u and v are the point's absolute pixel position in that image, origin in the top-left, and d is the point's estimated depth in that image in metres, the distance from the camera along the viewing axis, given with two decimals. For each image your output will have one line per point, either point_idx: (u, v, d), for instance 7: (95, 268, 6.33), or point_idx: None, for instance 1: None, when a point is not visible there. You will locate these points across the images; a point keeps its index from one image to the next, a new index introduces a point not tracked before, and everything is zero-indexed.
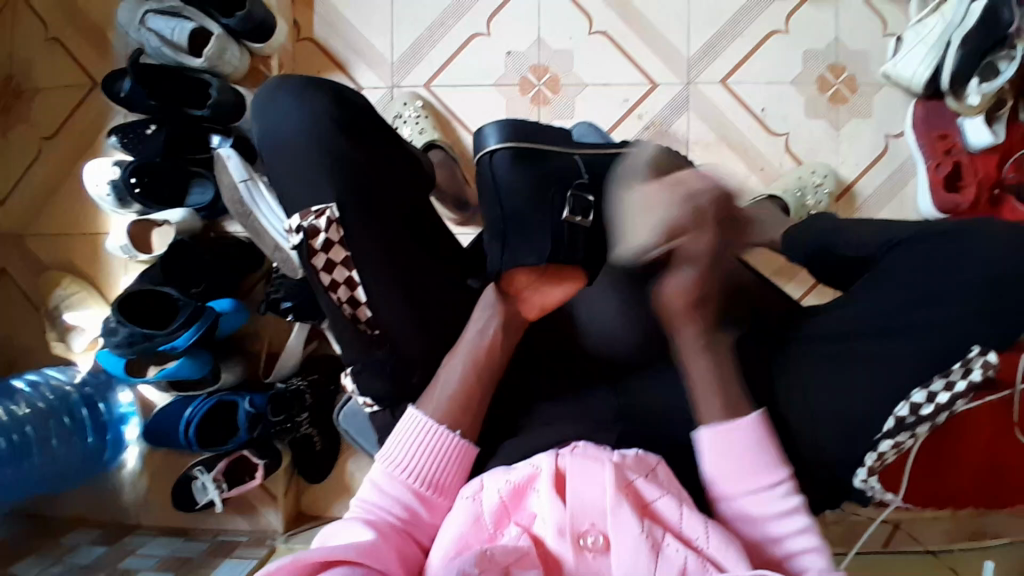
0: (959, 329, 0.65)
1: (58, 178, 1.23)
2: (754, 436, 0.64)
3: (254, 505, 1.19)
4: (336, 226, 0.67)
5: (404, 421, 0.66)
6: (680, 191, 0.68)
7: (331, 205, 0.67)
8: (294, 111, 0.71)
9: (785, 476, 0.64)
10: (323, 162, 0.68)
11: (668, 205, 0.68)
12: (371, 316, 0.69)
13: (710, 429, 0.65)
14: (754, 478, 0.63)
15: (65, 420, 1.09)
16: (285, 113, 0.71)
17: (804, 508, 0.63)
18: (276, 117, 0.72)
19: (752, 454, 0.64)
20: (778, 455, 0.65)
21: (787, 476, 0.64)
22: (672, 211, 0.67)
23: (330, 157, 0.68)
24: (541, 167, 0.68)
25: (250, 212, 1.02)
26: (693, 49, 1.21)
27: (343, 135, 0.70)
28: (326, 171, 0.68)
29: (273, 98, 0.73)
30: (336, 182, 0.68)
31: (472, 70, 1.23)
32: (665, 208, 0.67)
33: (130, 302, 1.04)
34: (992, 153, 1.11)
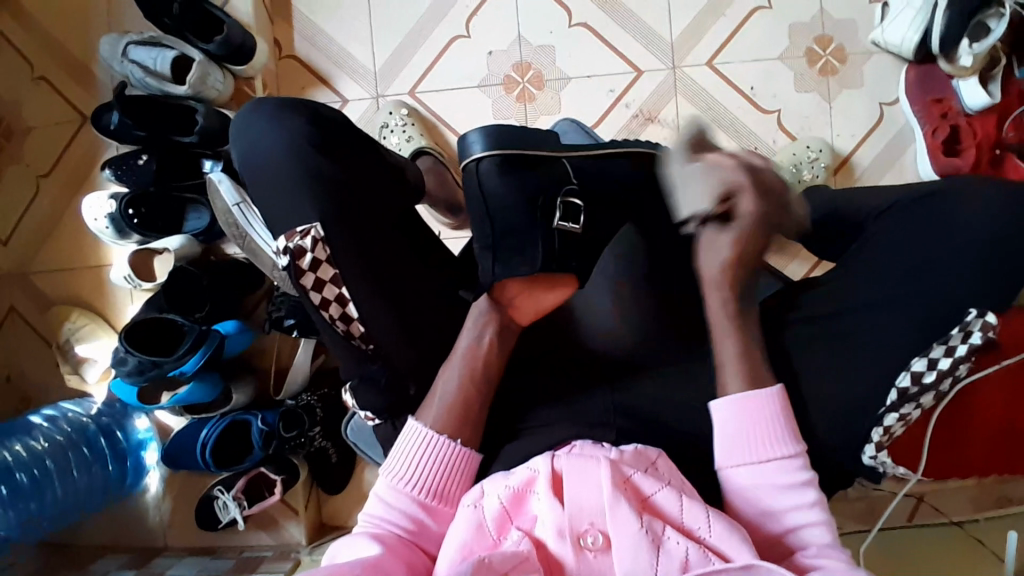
0: (954, 296, 0.67)
1: (58, 215, 1.25)
2: (774, 406, 0.64)
3: (276, 520, 1.20)
4: (322, 244, 0.67)
5: (405, 433, 0.67)
6: (739, 158, 0.69)
7: (315, 224, 0.67)
8: (271, 133, 0.71)
9: (797, 451, 0.63)
10: (303, 179, 0.68)
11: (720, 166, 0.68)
12: (365, 331, 0.69)
13: (733, 398, 0.64)
14: (773, 446, 0.62)
15: (84, 451, 1.12)
16: (262, 134, 0.71)
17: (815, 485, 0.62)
18: (253, 138, 0.72)
19: (774, 424, 0.63)
20: (793, 430, 0.64)
21: (800, 452, 0.63)
22: (712, 178, 0.68)
23: (310, 176, 0.69)
24: (527, 175, 0.69)
25: (246, 234, 1.04)
26: (675, 33, 1.20)
27: (322, 153, 0.70)
28: (306, 190, 0.68)
29: (249, 118, 0.73)
30: (318, 202, 0.68)
31: (455, 73, 1.23)
32: (712, 178, 0.68)
33: (136, 331, 1.05)
34: (989, 114, 1.10)
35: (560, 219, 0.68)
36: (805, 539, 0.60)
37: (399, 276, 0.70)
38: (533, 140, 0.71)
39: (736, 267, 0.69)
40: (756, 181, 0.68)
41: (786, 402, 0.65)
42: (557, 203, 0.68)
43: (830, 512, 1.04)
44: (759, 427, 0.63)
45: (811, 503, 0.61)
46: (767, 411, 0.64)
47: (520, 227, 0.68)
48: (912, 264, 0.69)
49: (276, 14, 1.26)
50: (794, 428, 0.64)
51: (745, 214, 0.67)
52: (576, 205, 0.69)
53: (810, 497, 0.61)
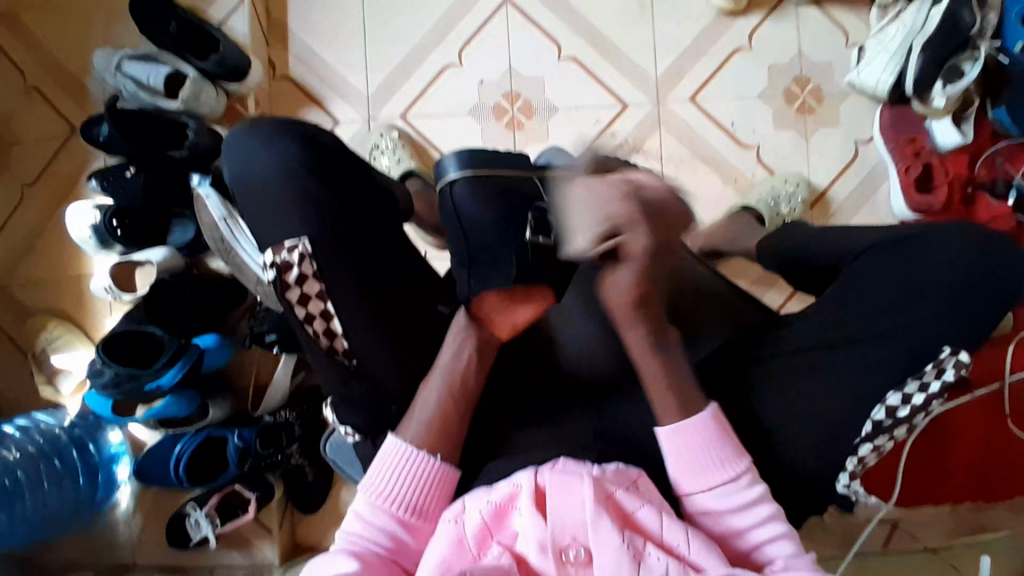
0: (934, 331, 0.68)
1: (41, 223, 1.24)
2: (713, 427, 0.64)
3: (248, 540, 1.18)
4: (308, 260, 0.68)
5: (385, 449, 0.66)
6: (616, 180, 0.64)
7: (303, 239, 0.68)
8: (264, 151, 0.71)
9: (747, 470, 0.63)
10: (297, 201, 0.69)
11: (607, 197, 0.63)
12: (348, 346, 0.69)
13: (668, 428, 0.64)
14: (717, 472, 0.63)
15: (55, 464, 1.09)
16: (254, 151, 0.72)
17: (770, 498, 0.64)
18: (246, 160, 0.72)
19: (711, 450, 0.64)
20: (737, 448, 0.64)
21: (747, 469, 0.64)
22: (611, 203, 0.63)
23: (303, 195, 0.69)
24: (500, 190, 0.71)
25: (232, 250, 1.04)
26: (660, 69, 1.24)
27: (315, 171, 0.70)
28: (298, 208, 0.69)
29: (242, 141, 0.73)
30: (308, 218, 0.68)
31: (446, 99, 1.26)
32: (602, 202, 0.63)
33: (115, 343, 1.04)
34: (962, 153, 1.15)
35: (532, 234, 0.68)
36: (769, 553, 0.61)
37: (384, 295, 0.70)
38: (503, 163, 0.74)
39: (644, 303, 0.67)
40: (656, 218, 0.64)
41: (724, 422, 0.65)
42: (528, 219, 0.68)
43: (807, 540, 1.05)
44: (702, 452, 0.63)
45: (773, 515, 0.62)
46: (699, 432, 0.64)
47: (497, 240, 0.68)
48: (886, 295, 0.71)
49: (272, 36, 1.29)
50: (738, 445, 0.65)
51: (635, 251, 0.63)
52: (547, 218, 0.68)
53: (768, 513, 0.62)
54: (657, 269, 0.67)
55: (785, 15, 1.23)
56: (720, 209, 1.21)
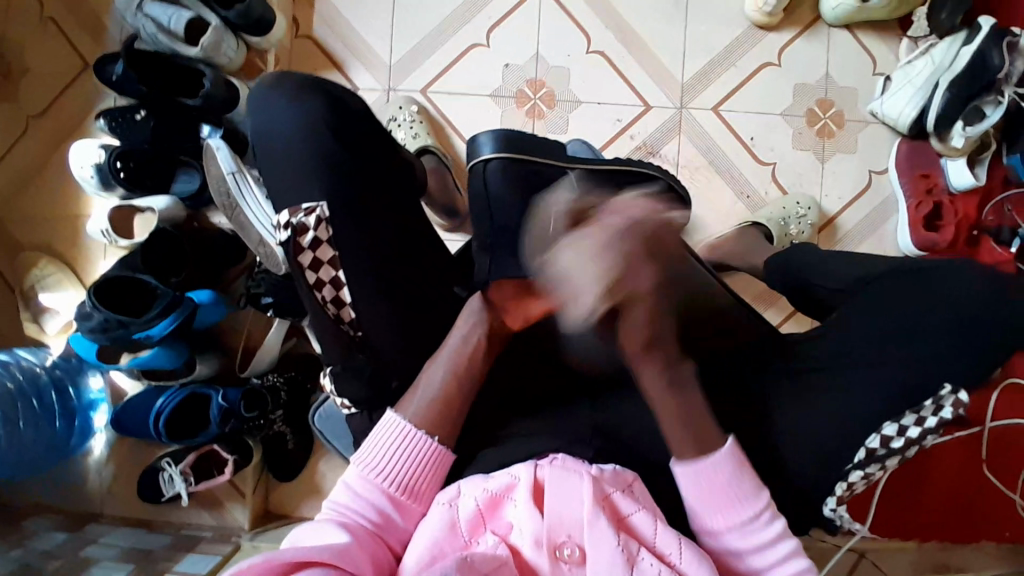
0: (932, 368, 0.68)
1: (42, 157, 1.22)
2: (732, 458, 0.63)
3: (220, 501, 1.19)
4: (325, 224, 0.66)
5: (382, 424, 0.67)
6: (609, 224, 0.63)
7: (322, 204, 0.66)
8: (289, 110, 0.70)
9: (767, 502, 0.63)
10: (319, 162, 0.68)
11: (602, 249, 0.62)
12: (355, 317, 0.67)
13: (685, 466, 0.63)
14: (739, 504, 0.62)
15: (34, 404, 1.06)
16: (279, 110, 0.70)
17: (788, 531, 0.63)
18: (270, 117, 0.70)
19: (729, 486, 0.62)
20: (754, 482, 0.63)
21: (766, 504, 0.63)
22: (604, 257, 0.62)
23: (322, 160, 0.68)
24: (531, 178, 0.74)
25: (237, 206, 1.03)
26: (687, 75, 1.23)
27: (336, 137, 0.69)
28: (316, 172, 0.67)
29: (266, 97, 0.72)
30: (329, 185, 0.67)
31: (469, 79, 1.24)
32: (596, 257, 0.62)
33: (108, 286, 1.02)
34: (972, 196, 1.16)
35: None
36: None
37: (393, 271, 0.69)
38: (541, 146, 0.77)
39: (654, 346, 0.66)
40: (646, 247, 0.64)
41: (739, 455, 0.64)
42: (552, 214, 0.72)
43: None
44: (721, 485, 0.62)
45: (794, 551, 0.62)
46: (723, 467, 0.63)
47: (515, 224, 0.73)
48: (894, 329, 0.71)
49: None
50: (754, 480, 0.63)
51: (643, 291, 0.64)
52: None
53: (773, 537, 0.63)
54: (650, 307, 0.65)
55: (816, 35, 1.22)
56: (730, 222, 1.22)
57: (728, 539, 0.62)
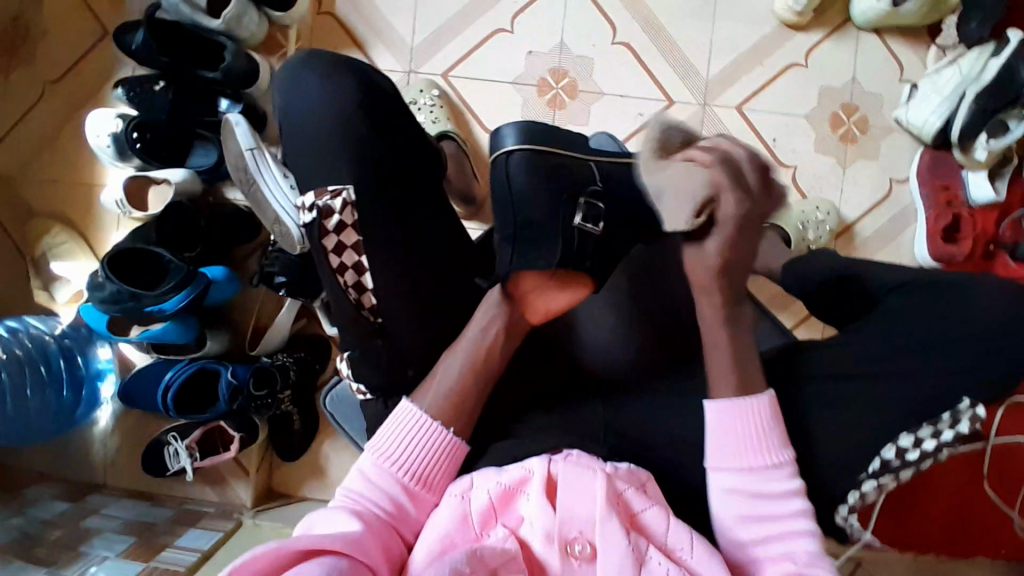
0: (950, 381, 0.68)
1: (58, 124, 1.21)
2: (769, 409, 0.65)
3: (224, 477, 1.19)
4: (351, 209, 0.66)
5: (398, 413, 0.66)
6: (711, 154, 0.69)
7: (348, 187, 0.66)
8: (318, 92, 0.68)
9: (789, 459, 0.65)
10: (347, 147, 0.67)
11: (697, 176, 0.67)
12: (376, 303, 0.67)
13: (718, 404, 0.65)
14: (761, 454, 0.64)
15: (41, 371, 1.06)
16: (309, 88, 0.69)
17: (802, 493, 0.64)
18: (301, 95, 0.69)
19: (762, 433, 0.64)
20: (784, 437, 0.65)
21: (787, 459, 0.64)
22: (697, 180, 0.67)
23: (352, 143, 0.67)
24: (558, 173, 0.70)
25: (254, 182, 1.02)
26: (712, 72, 1.22)
27: (367, 121, 0.67)
28: (346, 155, 0.66)
29: (300, 74, 0.70)
30: (354, 168, 0.66)
31: (492, 65, 1.23)
32: (699, 171, 0.67)
33: (121, 258, 1.02)
34: (992, 210, 1.15)
35: (581, 220, 0.69)
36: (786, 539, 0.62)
37: (414, 260, 0.68)
38: (563, 142, 0.73)
39: (726, 271, 0.68)
40: (729, 172, 0.68)
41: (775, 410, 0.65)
42: (582, 205, 0.69)
43: None
44: (746, 431, 0.64)
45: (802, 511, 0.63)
46: (758, 415, 0.64)
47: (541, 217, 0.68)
48: (916, 342, 0.70)
49: None
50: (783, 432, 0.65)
51: (727, 219, 0.66)
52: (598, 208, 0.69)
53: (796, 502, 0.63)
54: (745, 240, 0.69)
55: (845, 38, 1.21)
56: None
57: (740, 483, 0.64)
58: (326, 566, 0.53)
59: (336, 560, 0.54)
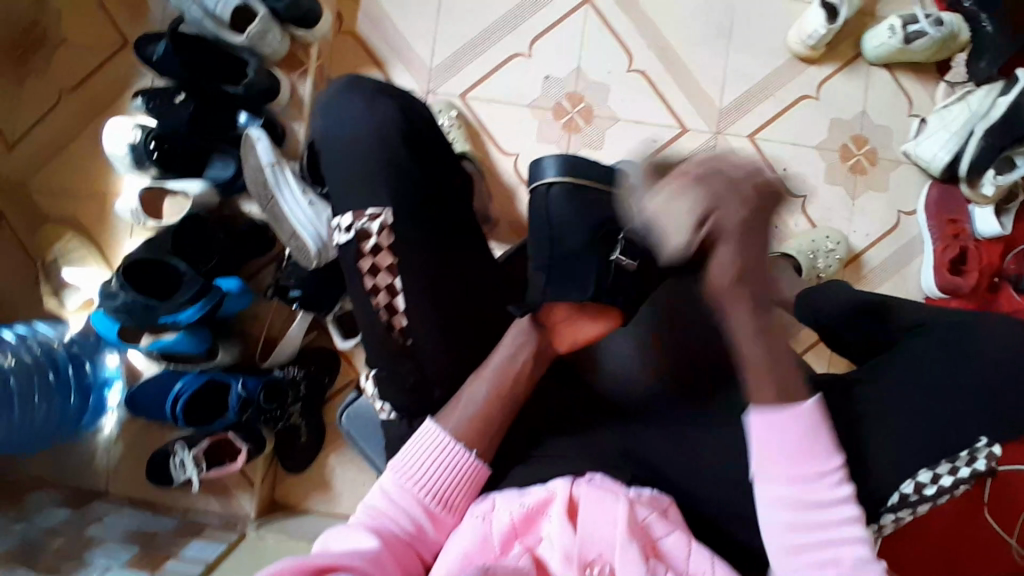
0: (966, 419, 0.68)
1: (75, 131, 1.21)
2: (813, 419, 0.59)
3: (228, 488, 1.17)
4: (388, 232, 0.66)
5: (422, 433, 0.66)
6: (690, 172, 0.57)
7: (387, 209, 0.66)
8: (355, 114, 0.70)
9: (841, 466, 0.60)
10: (381, 167, 0.67)
11: (689, 191, 0.55)
12: (406, 325, 0.67)
13: (760, 412, 0.59)
14: (808, 463, 0.59)
15: (49, 377, 1.05)
16: (346, 109, 0.70)
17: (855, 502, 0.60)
18: (336, 115, 0.71)
19: (807, 439, 0.59)
20: (833, 443, 0.60)
21: (839, 468, 0.60)
22: (691, 198, 0.55)
23: (387, 164, 0.67)
24: (596, 207, 0.69)
25: (273, 198, 1.03)
26: (726, 100, 1.24)
27: (403, 144, 0.69)
28: (382, 177, 0.67)
29: (337, 98, 0.72)
30: (393, 190, 0.67)
31: (509, 87, 1.24)
32: (682, 199, 0.56)
33: (135, 268, 1.01)
34: (997, 243, 1.17)
35: (618, 254, 0.67)
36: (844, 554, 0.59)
37: (441, 280, 0.68)
38: (603, 173, 0.71)
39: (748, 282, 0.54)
40: (757, 190, 0.53)
41: (822, 414, 0.59)
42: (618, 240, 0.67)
43: None
44: (791, 438, 0.59)
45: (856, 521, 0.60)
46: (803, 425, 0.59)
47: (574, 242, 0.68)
48: (933, 374, 0.71)
49: None
50: (832, 440, 0.60)
51: (730, 228, 0.52)
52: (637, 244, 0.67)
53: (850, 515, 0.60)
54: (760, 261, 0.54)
55: (855, 72, 1.23)
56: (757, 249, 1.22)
57: (787, 497, 0.60)
58: None
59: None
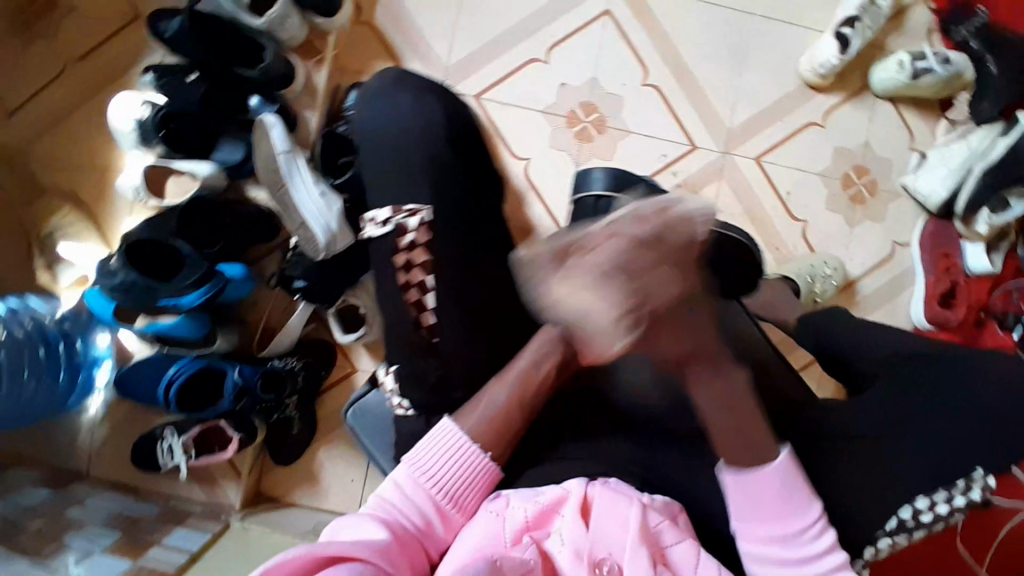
0: (964, 452, 0.70)
1: (79, 103, 1.19)
2: (787, 473, 0.64)
3: (214, 477, 1.16)
4: (426, 228, 0.67)
5: (439, 430, 0.67)
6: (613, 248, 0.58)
7: (426, 207, 0.67)
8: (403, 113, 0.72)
9: (816, 511, 0.65)
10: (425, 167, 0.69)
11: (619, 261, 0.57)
12: (435, 323, 0.67)
13: (733, 473, 0.64)
14: (790, 518, 0.64)
15: (40, 354, 1.02)
16: (394, 109, 0.73)
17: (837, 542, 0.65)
18: (381, 113, 0.72)
19: (784, 492, 0.64)
20: (806, 492, 0.65)
21: (815, 514, 0.65)
22: (611, 295, 0.57)
23: (431, 164, 0.69)
24: None
25: (285, 186, 1.04)
26: (735, 121, 1.26)
27: (445, 145, 0.71)
28: (425, 175, 0.69)
29: (382, 96, 0.74)
30: (434, 186, 0.69)
31: (524, 92, 1.25)
32: (596, 297, 0.58)
33: (137, 248, 0.98)
34: (985, 280, 1.20)
35: None
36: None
37: (464, 285, 0.68)
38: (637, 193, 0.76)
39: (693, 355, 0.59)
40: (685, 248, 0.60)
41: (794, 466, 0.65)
42: None
43: None
44: (769, 496, 0.64)
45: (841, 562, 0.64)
46: (780, 479, 0.64)
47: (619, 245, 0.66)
48: (932, 408, 0.73)
49: None
50: (806, 488, 0.65)
51: (668, 309, 0.57)
52: None
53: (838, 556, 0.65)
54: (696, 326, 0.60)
55: (862, 103, 1.26)
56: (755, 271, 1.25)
57: (770, 546, 0.64)
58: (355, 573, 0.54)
59: (365, 566, 0.55)
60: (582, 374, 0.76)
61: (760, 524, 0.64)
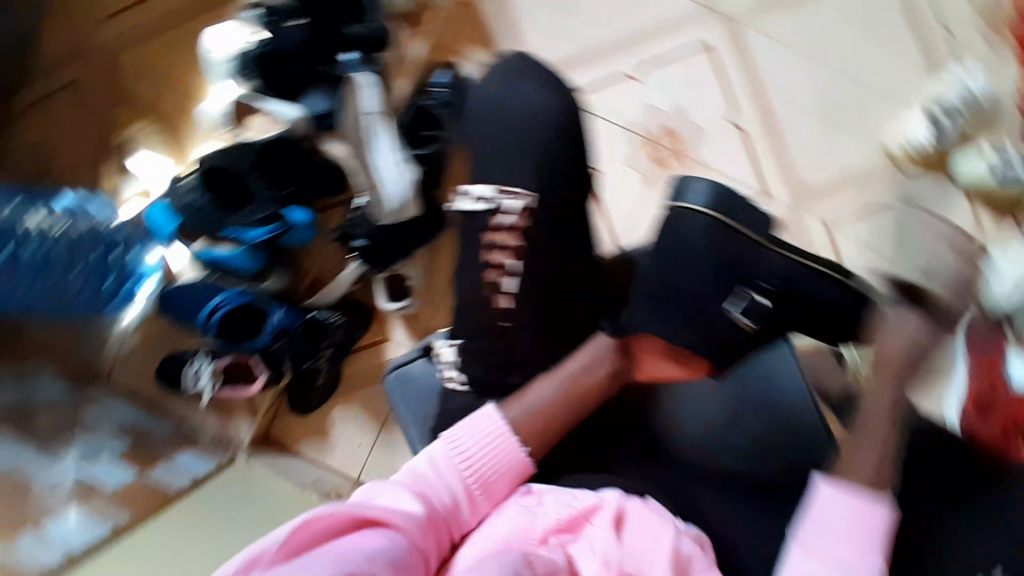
0: None
1: (179, 22, 1.21)
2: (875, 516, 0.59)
3: (231, 409, 1.18)
4: (528, 215, 0.75)
5: (483, 414, 0.68)
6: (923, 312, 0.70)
7: (533, 198, 0.76)
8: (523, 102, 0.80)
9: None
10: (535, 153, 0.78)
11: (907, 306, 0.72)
12: (511, 308, 0.75)
13: (826, 483, 0.61)
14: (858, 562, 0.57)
15: (93, 257, 1.03)
16: (519, 93, 0.81)
17: None
18: (505, 93, 0.81)
19: (863, 533, 0.58)
20: (884, 550, 0.58)
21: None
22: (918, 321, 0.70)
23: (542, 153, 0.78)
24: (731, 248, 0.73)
25: (366, 147, 1.07)
26: (814, 178, 1.24)
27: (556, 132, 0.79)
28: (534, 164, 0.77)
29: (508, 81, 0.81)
30: (540, 174, 0.77)
31: (610, 106, 1.26)
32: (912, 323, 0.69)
33: (212, 176, 1.03)
34: None
35: (739, 312, 0.73)
36: None
37: None
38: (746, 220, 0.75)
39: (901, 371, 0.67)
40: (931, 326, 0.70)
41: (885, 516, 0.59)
42: (746, 300, 0.73)
43: None
44: (844, 525, 0.59)
45: None
46: (873, 524, 0.59)
47: (703, 263, 0.74)
48: None
49: None
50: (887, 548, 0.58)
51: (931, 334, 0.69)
52: (762, 306, 0.73)
53: None
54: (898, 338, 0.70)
55: None
56: None
57: None
58: (385, 540, 0.56)
59: (395, 533, 0.57)
60: (632, 389, 0.78)
61: (830, 554, 0.58)
